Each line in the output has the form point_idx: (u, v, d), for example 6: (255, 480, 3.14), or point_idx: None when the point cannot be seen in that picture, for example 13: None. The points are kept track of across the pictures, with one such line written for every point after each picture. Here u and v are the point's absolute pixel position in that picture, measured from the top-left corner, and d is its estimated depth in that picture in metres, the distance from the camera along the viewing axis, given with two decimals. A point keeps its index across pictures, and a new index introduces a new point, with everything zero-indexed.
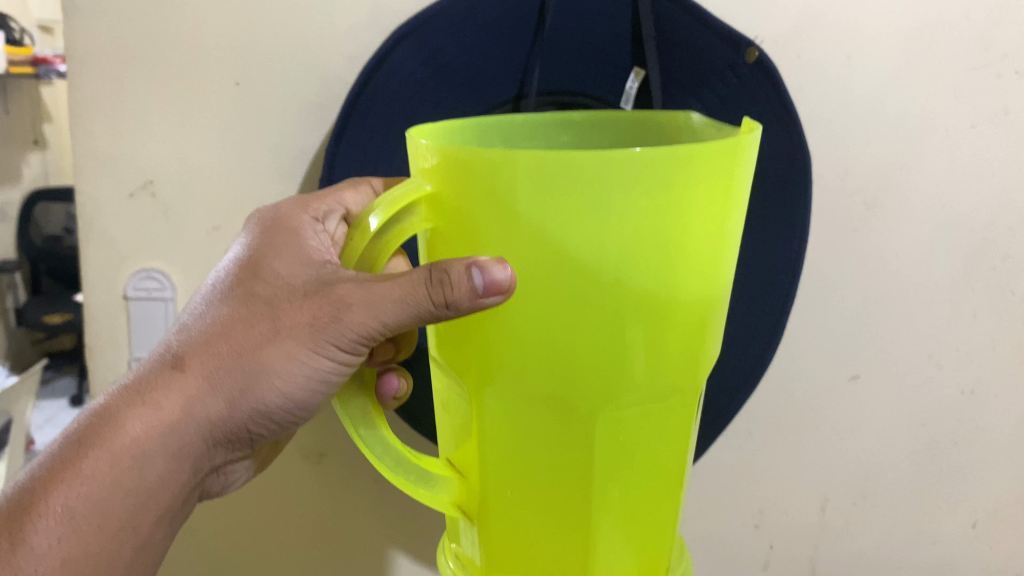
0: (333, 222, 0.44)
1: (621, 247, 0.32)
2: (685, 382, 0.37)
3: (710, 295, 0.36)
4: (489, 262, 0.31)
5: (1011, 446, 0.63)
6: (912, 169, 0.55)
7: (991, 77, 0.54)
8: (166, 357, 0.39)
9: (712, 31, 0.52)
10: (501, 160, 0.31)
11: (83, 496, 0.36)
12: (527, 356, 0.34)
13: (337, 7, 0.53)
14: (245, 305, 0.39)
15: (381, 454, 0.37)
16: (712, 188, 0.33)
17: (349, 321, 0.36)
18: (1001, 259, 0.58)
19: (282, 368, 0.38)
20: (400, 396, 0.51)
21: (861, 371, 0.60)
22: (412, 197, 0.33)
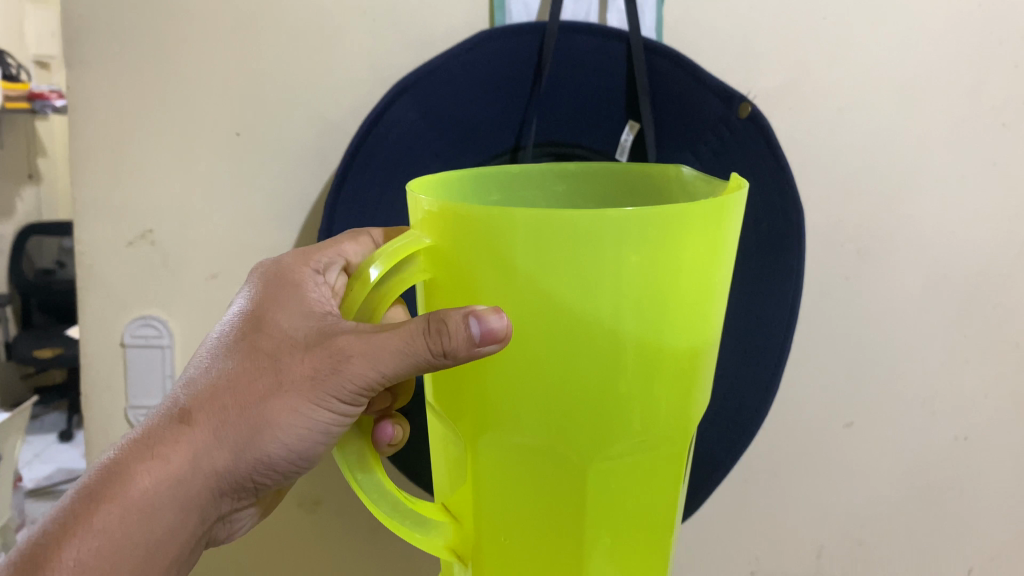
0: (334, 274, 0.42)
1: (621, 300, 0.29)
2: (678, 437, 0.34)
3: (705, 343, 0.33)
4: (487, 312, 0.29)
5: (1002, 489, 0.65)
6: (907, 218, 0.57)
7: (980, 130, 0.57)
8: (174, 412, 0.37)
9: (707, 86, 0.50)
10: (498, 215, 0.28)
11: (94, 550, 0.34)
12: (521, 412, 0.31)
13: (337, 59, 0.52)
14: (249, 360, 0.36)
15: (379, 501, 0.34)
16: (706, 239, 0.31)
17: (349, 373, 0.33)
18: (992, 305, 0.60)
19: (285, 423, 0.36)
20: (397, 444, 0.47)
21: (855, 418, 0.61)
22: (411, 247, 0.31)
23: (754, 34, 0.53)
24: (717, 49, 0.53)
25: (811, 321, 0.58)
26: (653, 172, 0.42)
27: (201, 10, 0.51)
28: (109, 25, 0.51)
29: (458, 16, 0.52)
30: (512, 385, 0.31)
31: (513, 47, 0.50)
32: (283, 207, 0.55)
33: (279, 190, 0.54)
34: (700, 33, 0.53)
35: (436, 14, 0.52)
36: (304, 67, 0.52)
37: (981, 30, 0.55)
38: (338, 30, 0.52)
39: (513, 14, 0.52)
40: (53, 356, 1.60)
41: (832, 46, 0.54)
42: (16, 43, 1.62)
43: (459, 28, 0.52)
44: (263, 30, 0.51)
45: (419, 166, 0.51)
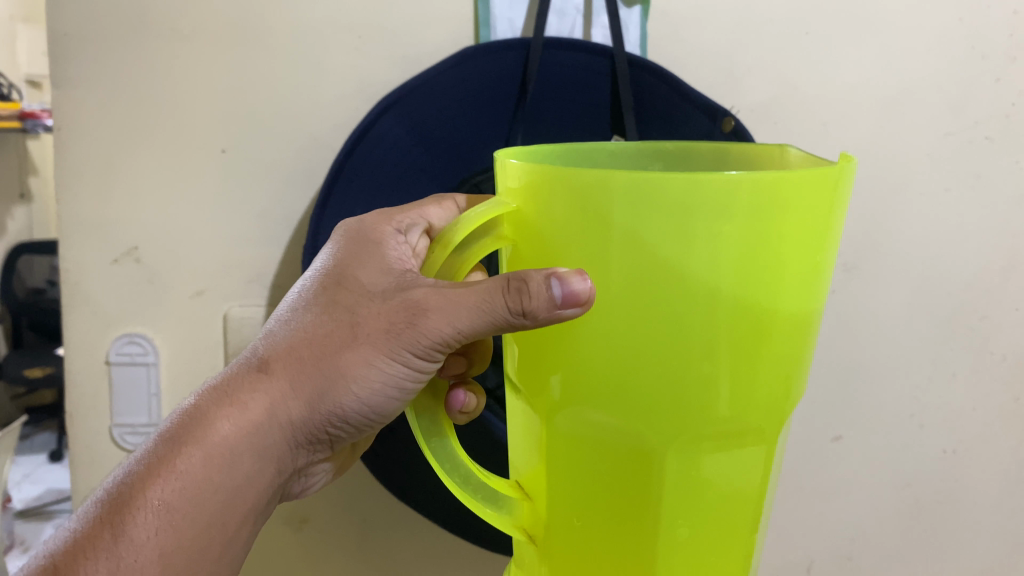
0: (416, 236, 0.41)
1: (720, 265, 0.28)
2: (772, 421, 0.32)
3: (808, 321, 0.32)
4: (570, 274, 0.28)
5: (992, 503, 0.65)
6: (892, 233, 0.58)
7: (964, 143, 0.57)
8: (252, 361, 0.37)
9: (692, 103, 0.50)
10: (596, 179, 0.28)
11: (179, 491, 0.34)
12: (608, 379, 0.30)
13: (324, 74, 0.52)
14: (326, 313, 0.36)
15: (448, 469, 0.34)
16: (813, 211, 0.29)
17: (424, 328, 0.33)
18: (978, 318, 0.60)
19: (359, 376, 0.35)
20: (470, 412, 0.45)
21: (843, 432, 0.61)
22: (493, 211, 0.31)
23: (738, 51, 0.54)
24: (702, 64, 0.54)
25: None
26: (751, 146, 0.40)
27: (186, 28, 0.51)
28: (95, 42, 0.51)
29: (442, 33, 0.52)
30: (602, 350, 0.30)
31: (500, 64, 0.50)
32: (271, 222, 0.55)
33: (267, 206, 0.54)
34: (686, 50, 0.53)
35: (421, 31, 0.52)
36: (291, 83, 0.52)
37: (962, 46, 0.55)
38: (324, 47, 0.52)
39: (498, 31, 0.52)
40: (44, 375, 1.56)
41: (813, 62, 0.54)
42: (9, 63, 1.61)
43: (445, 44, 0.52)
44: (249, 47, 0.52)
45: (408, 182, 0.51)
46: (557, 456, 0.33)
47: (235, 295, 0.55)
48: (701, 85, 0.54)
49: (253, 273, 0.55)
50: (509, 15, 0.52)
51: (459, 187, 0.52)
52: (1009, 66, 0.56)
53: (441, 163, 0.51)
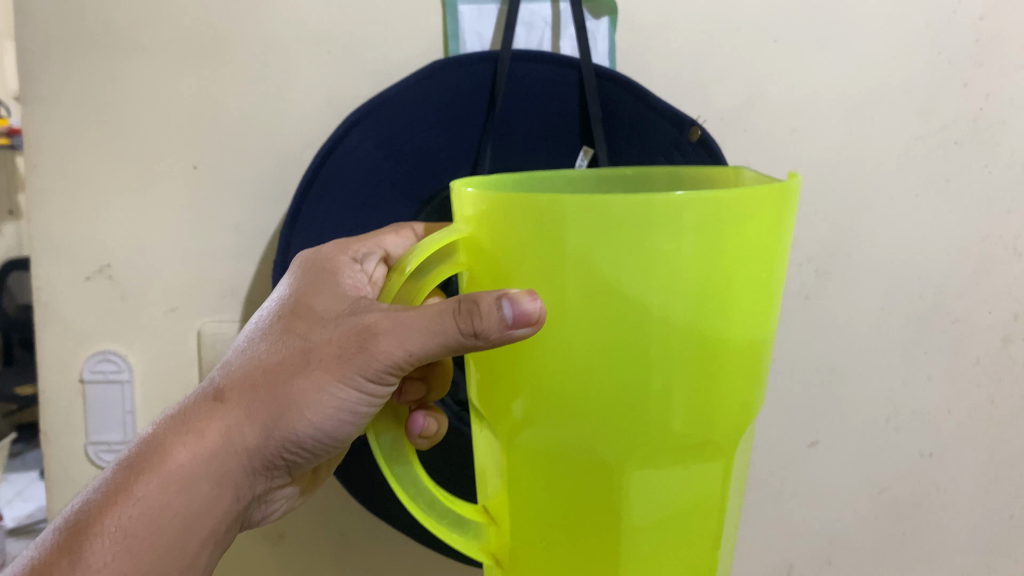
0: (372, 263, 0.43)
1: (668, 286, 0.29)
2: (729, 435, 0.33)
3: (760, 336, 0.32)
4: (521, 294, 0.29)
5: (970, 505, 0.65)
6: (863, 238, 0.58)
7: (932, 147, 0.57)
8: (209, 390, 0.37)
9: (658, 112, 0.50)
10: (548, 205, 0.28)
11: (136, 517, 0.34)
12: (564, 403, 0.30)
13: (292, 89, 0.52)
14: (281, 341, 0.37)
15: (412, 495, 0.35)
16: (758, 230, 0.30)
17: (375, 351, 0.33)
18: (951, 321, 0.60)
19: (313, 402, 0.35)
20: (432, 437, 0.45)
21: (820, 437, 0.62)
22: (446, 238, 0.31)
23: (705, 60, 0.54)
24: (668, 73, 0.54)
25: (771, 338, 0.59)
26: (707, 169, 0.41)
27: (154, 45, 0.51)
28: (63, 60, 0.51)
29: (411, 47, 0.52)
30: (558, 375, 0.30)
31: (468, 77, 0.50)
32: (242, 238, 0.55)
33: (239, 222, 0.54)
34: (655, 60, 0.53)
35: (389, 45, 0.52)
36: (260, 99, 0.52)
37: (929, 51, 0.55)
38: (292, 62, 0.52)
39: (467, 44, 0.52)
40: None
41: (781, 69, 0.55)
42: None
43: (414, 58, 0.53)
44: (217, 63, 0.52)
45: (377, 196, 0.51)
46: (519, 481, 0.33)
47: (207, 311, 0.55)
48: (669, 95, 0.54)
49: (224, 289, 0.55)
50: (477, 28, 0.52)
51: (429, 199, 0.52)
52: (976, 70, 0.56)
53: (410, 176, 0.51)
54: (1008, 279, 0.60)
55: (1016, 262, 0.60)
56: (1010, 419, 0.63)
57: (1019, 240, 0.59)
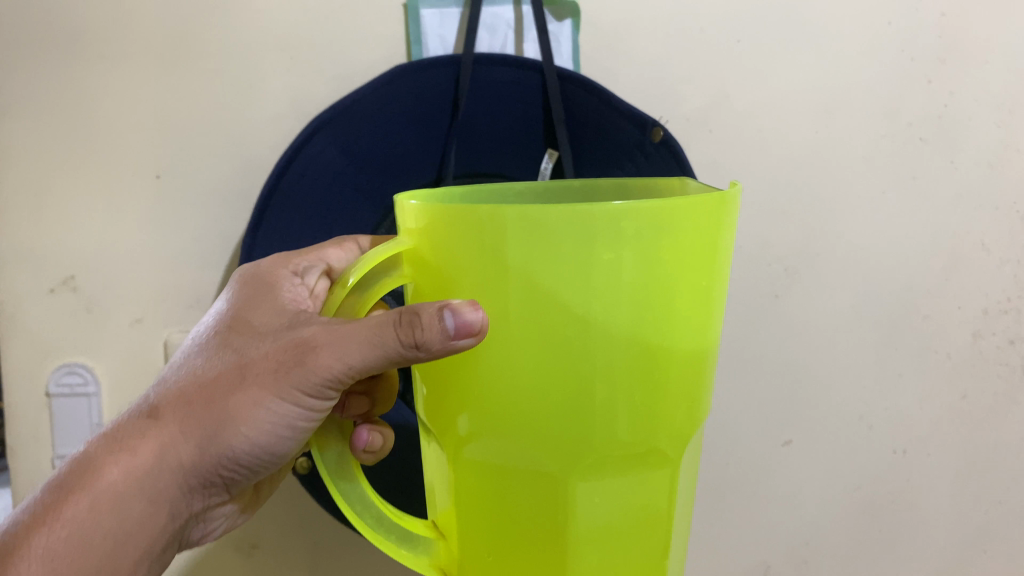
0: (313, 277, 0.44)
1: (612, 296, 0.28)
2: (675, 447, 0.33)
3: (701, 347, 0.33)
4: (462, 305, 0.29)
5: (944, 501, 0.66)
6: (832, 236, 0.58)
7: (899, 144, 0.57)
8: (143, 408, 0.37)
9: (621, 114, 0.51)
10: (489, 218, 0.28)
11: (65, 538, 0.35)
12: (506, 419, 0.30)
13: (255, 96, 0.52)
14: (217, 358, 0.37)
15: (359, 511, 0.34)
16: (699, 239, 0.30)
17: (312, 366, 0.34)
18: (921, 318, 0.61)
19: (249, 417, 0.36)
20: (376, 452, 0.46)
21: (794, 436, 0.62)
22: (391, 251, 0.31)
23: (670, 61, 0.54)
24: (634, 76, 0.54)
25: (740, 337, 0.59)
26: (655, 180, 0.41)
27: (116, 53, 0.51)
28: (23, 70, 0.51)
29: (375, 52, 0.52)
30: (500, 390, 0.30)
31: (431, 81, 0.50)
32: (208, 247, 0.54)
33: (204, 231, 0.54)
34: (620, 62, 0.53)
35: (353, 50, 0.52)
36: (224, 107, 0.52)
37: (894, 48, 0.55)
38: (256, 69, 0.52)
39: (429, 49, 0.52)
40: None
41: (747, 69, 0.55)
42: None
43: (378, 63, 0.52)
44: (180, 70, 0.51)
45: (341, 202, 0.52)
46: (468, 494, 0.33)
47: (175, 321, 0.55)
48: (636, 96, 0.54)
49: (191, 298, 0.55)
50: (440, 32, 0.52)
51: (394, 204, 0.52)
52: (940, 68, 0.56)
53: (375, 181, 0.52)
54: (977, 275, 0.60)
55: (985, 259, 0.60)
56: (981, 415, 0.64)
57: (987, 236, 0.59)
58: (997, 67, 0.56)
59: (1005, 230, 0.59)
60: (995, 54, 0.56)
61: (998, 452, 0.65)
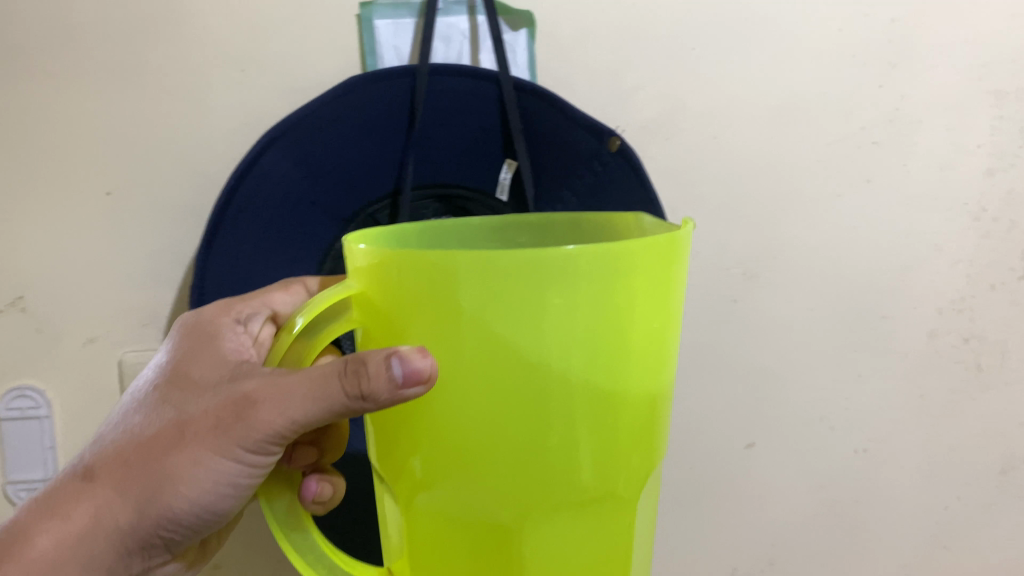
0: (256, 324, 0.43)
1: (566, 342, 0.28)
2: (632, 487, 0.33)
3: (657, 387, 0.33)
4: (411, 351, 0.28)
5: (907, 498, 0.66)
6: (788, 240, 0.59)
7: (852, 148, 0.58)
8: (81, 468, 0.38)
9: (579, 124, 0.50)
10: (442, 263, 0.27)
11: None
12: (461, 466, 0.30)
13: (207, 111, 0.51)
14: (154, 414, 0.37)
15: (313, 562, 0.33)
16: (651, 283, 0.30)
17: (253, 421, 0.34)
18: (878, 319, 0.61)
19: (188, 476, 0.36)
20: (326, 502, 0.46)
21: (756, 438, 0.63)
22: (338, 295, 0.30)
23: (623, 69, 0.54)
24: (589, 85, 0.54)
25: (703, 342, 0.60)
26: (606, 216, 0.41)
27: (61, 71, 0.50)
28: None
29: (327, 65, 0.51)
30: (455, 437, 0.30)
31: (385, 93, 0.50)
32: (161, 265, 0.53)
33: (156, 249, 0.53)
34: (575, 72, 0.54)
35: (304, 63, 0.51)
36: (175, 121, 0.51)
37: (845, 53, 0.56)
38: (205, 83, 0.51)
39: (384, 59, 0.52)
40: None
41: (700, 76, 0.55)
42: None
43: (330, 76, 0.52)
44: (127, 85, 0.50)
45: (297, 217, 0.51)
46: (425, 541, 0.33)
47: (129, 341, 0.54)
48: (591, 105, 0.55)
49: (144, 317, 0.54)
50: (394, 43, 0.51)
51: (352, 217, 0.52)
52: (890, 72, 0.56)
53: (332, 194, 0.51)
54: (931, 276, 0.61)
55: (939, 259, 0.61)
56: (939, 413, 0.65)
57: (940, 237, 0.60)
58: (946, 70, 0.57)
59: (958, 230, 0.60)
60: (944, 57, 0.57)
61: (956, 450, 0.66)
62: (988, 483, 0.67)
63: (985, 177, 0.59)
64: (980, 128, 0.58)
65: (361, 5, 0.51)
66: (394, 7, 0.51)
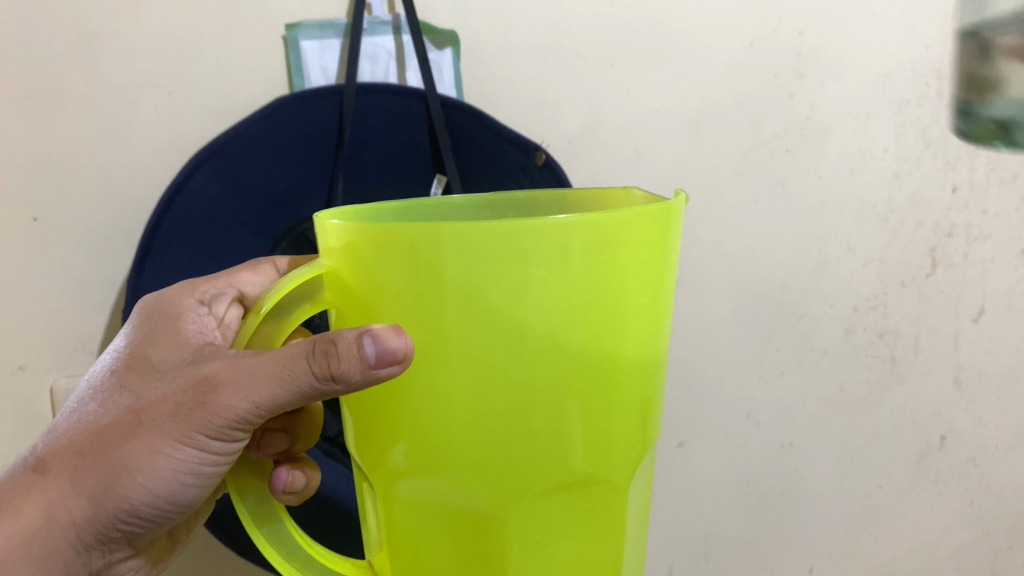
0: (221, 306, 0.46)
1: (551, 311, 0.29)
2: (623, 468, 0.34)
3: (649, 355, 0.34)
4: (384, 330, 0.29)
5: (831, 488, 0.70)
6: (709, 245, 0.61)
7: (766, 155, 0.60)
8: (36, 461, 0.38)
9: (506, 140, 0.53)
10: (424, 238, 0.28)
11: None
12: (442, 441, 0.31)
13: (133, 133, 0.51)
14: (112, 403, 0.38)
15: (285, 553, 0.35)
16: (641, 253, 0.31)
17: (214, 406, 0.34)
18: (797, 317, 0.64)
19: (147, 465, 0.37)
20: (298, 492, 0.47)
21: (687, 437, 0.65)
22: (307, 275, 0.31)
23: (547, 85, 0.56)
24: (514, 101, 0.56)
25: None
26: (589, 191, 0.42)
27: None
28: None
29: (255, 86, 0.52)
30: (435, 413, 0.30)
31: (315, 110, 0.51)
32: (91, 288, 0.53)
33: (87, 273, 0.53)
34: (499, 90, 0.56)
35: (231, 84, 0.52)
36: (100, 144, 0.51)
37: (757, 65, 0.58)
38: (131, 107, 0.51)
39: (311, 79, 0.52)
40: None
41: (620, 91, 0.57)
42: None
43: (259, 97, 0.52)
44: (49, 109, 0.50)
45: (227, 235, 0.52)
46: (407, 516, 0.33)
47: (59, 366, 0.54)
48: (517, 121, 0.56)
49: (76, 341, 0.54)
50: (321, 63, 0.52)
51: (284, 235, 0.53)
52: (799, 82, 0.59)
53: (261, 214, 0.52)
54: (846, 274, 0.64)
55: (852, 259, 0.64)
56: (859, 405, 0.68)
57: (852, 238, 0.63)
58: (850, 79, 0.60)
59: (867, 231, 0.63)
60: (848, 68, 0.60)
61: (875, 438, 0.69)
62: (906, 469, 0.71)
63: (892, 180, 0.63)
64: (886, 134, 0.62)
65: (287, 26, 0.51)
66: (320, 28, 0.52)
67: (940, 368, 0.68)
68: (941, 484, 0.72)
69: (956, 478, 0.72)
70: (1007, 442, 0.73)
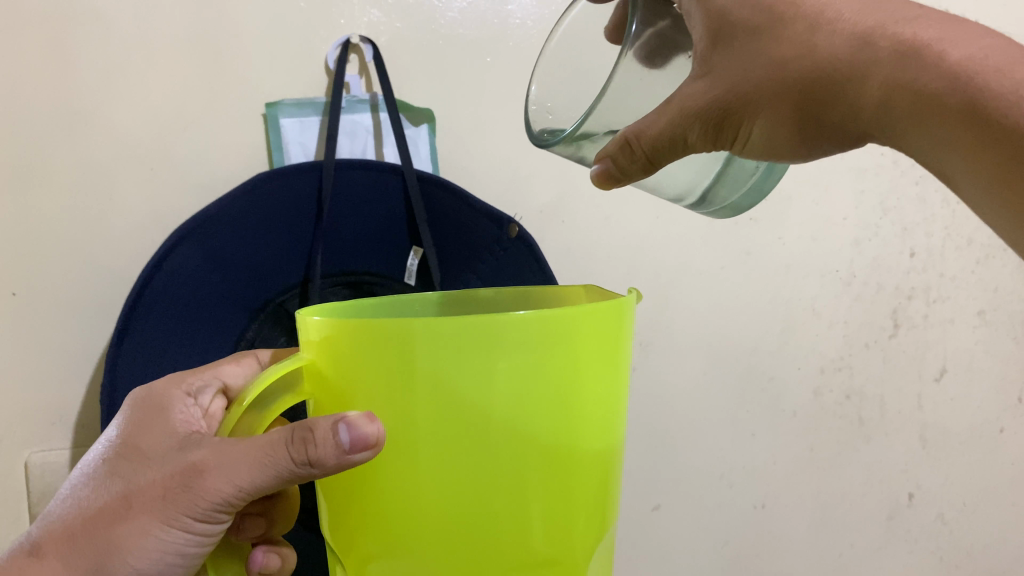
0: (207, 396, 0.44)
1: (513, 400, 0.30)
2: (583, 554, 0.34)
3: (607, 446, 0.34)
4: (358, 418, 0.29)
5: (803, 549, 0.70)
6: (680, 310, 0.63)
7: (732, 225, 0.63)
8: (25, 547, 0.37)
9: (476, 209, 0.55)
10: (397, 333, 0.29)
11: None
12: (415, 523, 0.31)
13: (116, 208, 0.52)
14: (101, 486, 0.37)
15: None
16: (597, 347, 0.32)
17: (201, 488, 0.34)
18: (767, 379, 0.66)
19: (135, 547, 0.36)
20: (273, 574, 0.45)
21: (661, 501, 0.66)
22: (286, 367, 0.32)
23: (519, 159, 0.58)
24: (488, 174, 0.58)
25: None
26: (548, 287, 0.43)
27: None
28: None
29: (238, 161, 0.54)
30: (407, 497, 0.31)
31: (295, 187, 0.52)
32: (69, 362, 0.53)
33: (64, 344, 0.53)
34: (473, 162, 0.57)
35: (215, 159, 0.53)
36: (82, 217, 0.52)
37: None
38: (115, 182, 0.52)
39: (291, 155, 0.54)
40: None
41: None
42: None
43: (241, 171, 0.54)
44: (33, 185, 0.50)
45: (209, 307, 0.52)
46: None
47: (34, 441, 0.53)
48: (490, 192, 0.58)
49: (53, 415, 0.53)
50: (300, 139, 0.54)
51: (262, 307, 0.54)
52: None
53: (241, 286, 0.53)
54: (813, 335, 0.66)
55: (818, 321, 0.66)
56: (829, 464, 0.69)
57: (816, 302, 0.66)
58: None
59: (829, 294, 0.66)
60: None
61: (845, 498, 0.70)
62: (877, 527, 0.72)
63: (853, 245, 0.65)
64: (846, 203, 0.65)
65: (268, 103, 0.53)
66: (299, 106, 0.54)
67: (904, 427, 0.70)
68: (913, 542, 0.73)
69: (926, 536, 0.74)
70: (974, 497, 0.74)
